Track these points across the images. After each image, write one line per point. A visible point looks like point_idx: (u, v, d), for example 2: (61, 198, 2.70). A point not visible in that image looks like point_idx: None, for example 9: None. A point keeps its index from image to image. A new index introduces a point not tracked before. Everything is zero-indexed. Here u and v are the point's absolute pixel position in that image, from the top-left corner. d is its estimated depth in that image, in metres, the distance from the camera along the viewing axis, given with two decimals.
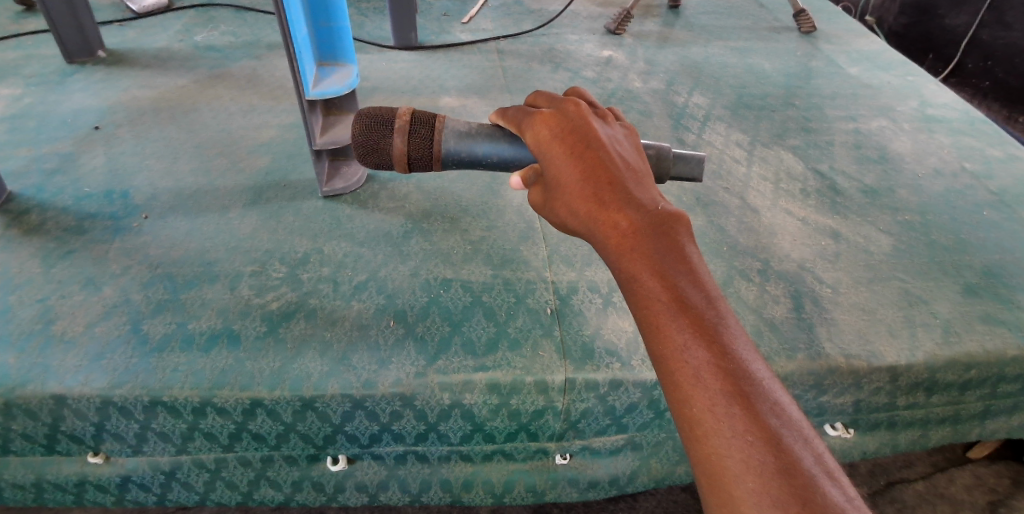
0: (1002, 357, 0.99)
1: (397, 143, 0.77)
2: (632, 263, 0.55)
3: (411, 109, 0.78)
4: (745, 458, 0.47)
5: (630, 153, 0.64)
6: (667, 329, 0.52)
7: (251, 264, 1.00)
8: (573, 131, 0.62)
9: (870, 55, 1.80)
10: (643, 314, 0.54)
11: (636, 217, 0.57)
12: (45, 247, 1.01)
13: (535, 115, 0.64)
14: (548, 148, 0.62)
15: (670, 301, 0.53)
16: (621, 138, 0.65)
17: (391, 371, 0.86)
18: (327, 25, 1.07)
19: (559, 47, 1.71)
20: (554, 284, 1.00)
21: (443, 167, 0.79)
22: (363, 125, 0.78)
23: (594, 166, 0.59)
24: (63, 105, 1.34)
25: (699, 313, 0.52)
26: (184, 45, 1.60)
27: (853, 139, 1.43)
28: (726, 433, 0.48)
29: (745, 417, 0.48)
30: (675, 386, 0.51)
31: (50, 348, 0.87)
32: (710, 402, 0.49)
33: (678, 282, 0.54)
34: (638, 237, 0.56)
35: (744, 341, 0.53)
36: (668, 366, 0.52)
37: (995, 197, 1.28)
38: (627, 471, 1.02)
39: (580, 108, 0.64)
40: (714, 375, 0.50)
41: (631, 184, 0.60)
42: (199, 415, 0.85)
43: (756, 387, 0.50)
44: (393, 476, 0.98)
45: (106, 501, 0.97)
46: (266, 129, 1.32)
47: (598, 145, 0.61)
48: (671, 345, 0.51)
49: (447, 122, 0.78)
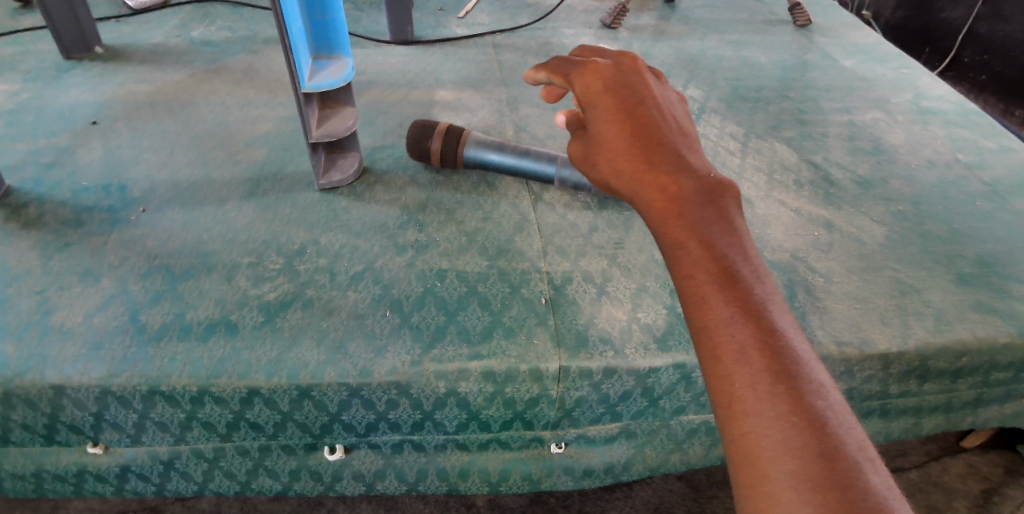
0: (994, 344, 1.00)
1: (434, 147, 1.17)
2: (677, 233, 0.59)
3: (448, 125, 1.18)
4: (784, 439, 0.48)
5: (678, 120, 0.69)
6: (711, 302, 0.54)
7: (248, 255, 1.00)
8: (625, 93, 0.67)
9: (866, 48, 1.81)
10: (684, 282, 0.56)
11: (684, 187, 0.61)
12: (44, 239, 1.02)
13: (586, 68, 0.69)
14: (598, 102, 0.67)
15: (716, 275, 0.55)
16: (671, 107, 0.69)
17: (387, 359, 0.87)
18: (322, 17, 1.06)
19: (554, 41, 1.72)
20: (548, 274, 1.01)
21: (464, 166, 1.19)
22: (418, 131, 1.19)
23: (643, 131, 0.64)
24: (61, 100, 1.35)
25: (745, 287, 0.54)
26: (181, 40, 1.60)
27: (847, 131, 1.44)
28: (764, 407, 0.49)
29: (787, 392, 0.49)
30: (715, 360, 0.53)
31: (50, 338, 0.87)
32: (751, 373, 0.51)
33: (723, 252, 0.56)
34: (683, 205, 0.60)
35: (788, 319, 0.54)
36: (708, 334, 0.53)
37: (988, 188, 1.29)
38: (622, 459, 1.03)
39: (636, 71, 0.70)
40: (758, 351, 0.51)
41: (680, 154, 0.64)
42: (197, 404, 0.86)
43: (799, 365, 0.51)
44: (390, 465, 0.99)
45: (106, 491, 0.98)
46: (263, 122, 1.32)
47: (649, 112, 0.66)
48: (715, 312, 0.53)
49: (471, 136, 1.19)
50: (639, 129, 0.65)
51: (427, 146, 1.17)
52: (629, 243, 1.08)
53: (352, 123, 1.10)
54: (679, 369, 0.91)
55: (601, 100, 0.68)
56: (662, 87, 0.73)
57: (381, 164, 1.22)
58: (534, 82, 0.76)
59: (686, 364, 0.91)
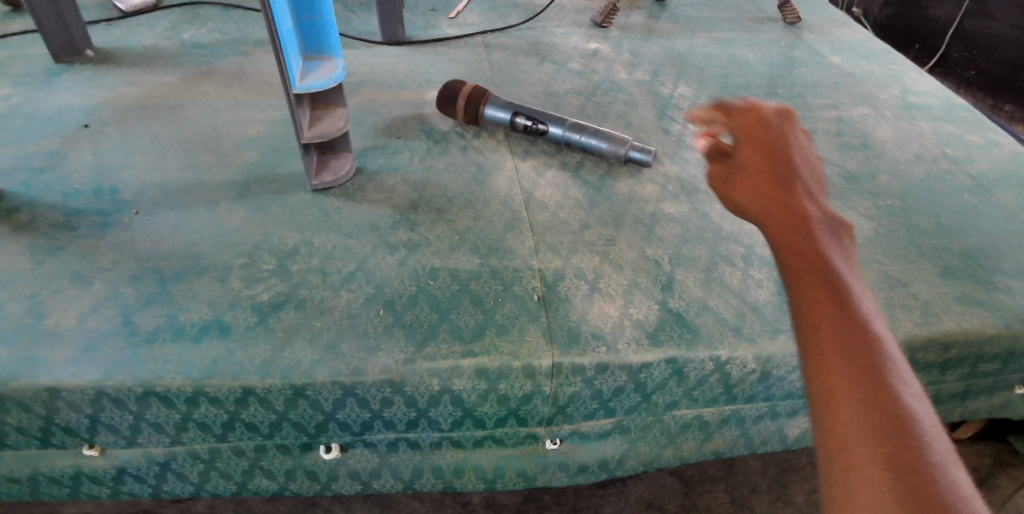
0: (980, 335, 1.01)
1: (459, 106, 1.31)
2: (794, 245, 0.62)
3: (474, 87, 1.31)
4: (874, 426, 0.48)
5: (812, 171, 0.75)
6: (821, 302, 0.56)
7: (240, 257, 1.00)
8: (767, 140, 0.76)
9: (853, 45, 1.82)
10: (798, 291, 0.58)
11: (801, 212, 0.66)
12: (34, 243, 1.01)
13: (750, 111, 0.80)
14: (746, 144, 0.76)
15: (829, 283, 0.58)
16: (810, 161, 0.76)
17: (380, 358, 0.87)
18: (311, 19, 1.06)
19: (544, 40, 1.72)
20: (540, 271, 1.01)
21: (485, 124, 1.33)
22: (448, 90, 1.32)
23: (776, 170, 0.72)
24: (50, 104, 1.34)
25: (854, 299, 0.57)
26: (170, 43, 1.60)
27: (835, 127, 1.45)
28: (862, 402, 0.49)
29: (884, 393, 0.49)
30: (817, 351, 0.53)
31: (41, 342, 0.87)
32: (854, 370, 0.51)
33: (842, 275, 0.59)
34: (806, 230, 0.64)
35: (890, 334, 0.55)
36: (818, 334, 0.54)
37: (974, 182, 1.31)
38: (615, 455, 1.04)
39: (789, 126, 0.79)
40: (861, 348, 0.52)
41: (805, 192, 0.70)
42: (191, 405, 0.86)
43: (896, 371, 0.51)
44: (385, 463, 1.00)
45: (102, 494, 0.99)
46: (253, 124, 1.32)
47: (786, 157, 0.74)
48: (828, 314, 0.55)
49: (493, 98, 1.31)
50: (773, 167, 0.72)
51: (454, 103, 1.32)
52: (620, 240, 1.09)
53: (342, 124, 1.10)
54: (670, 364, 0.92)
55: (749, 138, 0.77)
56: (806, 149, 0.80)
57: (372, 165, 1.22)
58: (694, 119, 0.86)
59: (677, 359, 0.92)
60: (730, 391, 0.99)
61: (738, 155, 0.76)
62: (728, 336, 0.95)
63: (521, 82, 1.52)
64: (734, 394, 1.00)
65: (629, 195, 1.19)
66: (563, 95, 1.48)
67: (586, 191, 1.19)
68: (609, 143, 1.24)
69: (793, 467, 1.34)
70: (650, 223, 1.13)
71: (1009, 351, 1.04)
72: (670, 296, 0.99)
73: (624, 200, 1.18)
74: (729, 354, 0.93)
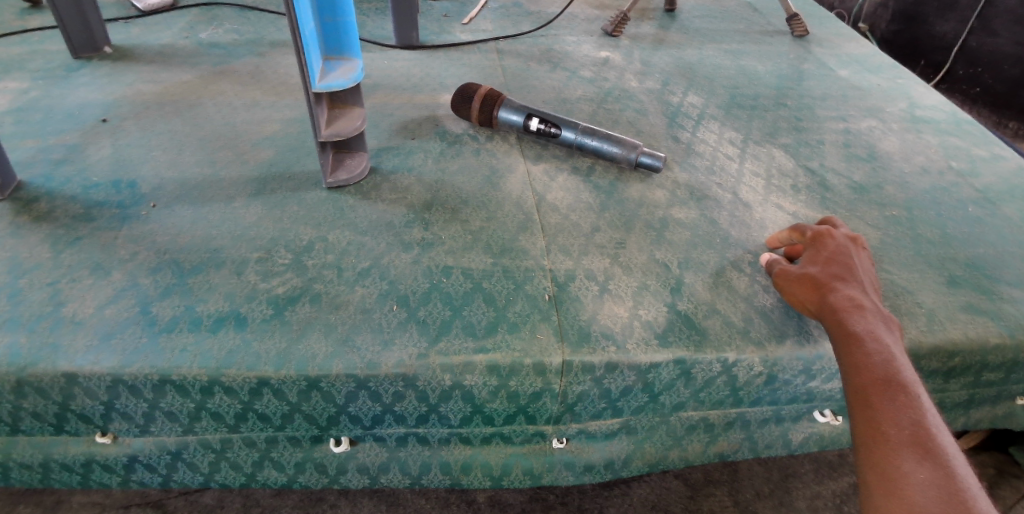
0: (985, 344, 1.02)
1: (474, 108, 1.33)
2: (847, 341, 0.83)
3: (488, 89, 1.33)
4: (928, 492, 0.67)
5: (872, 283, 0.94)
6: (873, 383, 0.77)
7: (257, 251, 1.02)
8: (842, 258, 0.94)
9: (861, 59, 1.84)
10: (849, 356, 0.82)
11: (868, 323, 0.84)
12: (54, 234, 1.03)
13: (788, 231, 1.06)
14: (812, 249, 0.98)
15: (876, 365, 0.79)
16: (868, 273, 0.95)
17: (394, 352, 0.89)
18: (334, 20, 1.09)
19: (556, 48, 1.75)
20: (551, 272, 1.03)
21: (499, 127, 1.35)
22: (464, 93, 1.35)
23: (846, 281, 0.91)
24: (70, 99, 1.36)
25: (909, 394, 0.75)
26: (188, 42, 1.63)
27: (842, 138, 1.47)
28: (927, 486, 0.67)
29: (929, 465, 0.69)
30: (862, 413, 0.76)
31: (60, 329, 0.89)
32: (918, 457, 0.70)
33: (890, 351, 0.81)
34: (861, 316, 0.85)
35: (940, 422, 0.74)
36: (871, 396, 0.76)
37: (980, 194, 1.32)
38: (621, 455, 1.06)
39: (855, 247, 0.97)
40: (903, 419, 0.73)
41: (874, 307, 0.88)
42: (206, 394, 0.88)
43: (942, 449, 0.70)
44: (394, 458, 1.01)
45: (112, 482, 1.00)
46: (269, 122, 1.34)
47: (856, 273, 0.92)
48: (880, 385, 0.77)
49: (507, 101, 1.33)
50: (841, 274, 0.92)
51: (469, 104, 1.34)
52: (630, 243, 1.10)
53: (359, 124, 1.12)
54: (679, 365, 0.93)
55: (830, 256, 0.94)
56: (867, 262, 0.98)
57: (387, 165, 1.24)
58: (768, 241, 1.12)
59: (686, 360, 0.93)
60: (736, 394, 1.01)
61: (805, 259, 0.97)
62: (736, 339, 0.96)
63: (534, 88, 1.54)
64: (740, 398, 1.02)
65: (639, 200, 1.21)
66: (575, 102, 1.50)
67: (596, 195, 1.21)
68: (620, 148, 1.26)
69: (796, 474, 1.35)
70: (660, 228, 1.15)
71: (1013, 360, 1.05)
72: (679, 299, 1.01)
73: (634, 205, 1.19)
74: (736, 357, 0.94)
